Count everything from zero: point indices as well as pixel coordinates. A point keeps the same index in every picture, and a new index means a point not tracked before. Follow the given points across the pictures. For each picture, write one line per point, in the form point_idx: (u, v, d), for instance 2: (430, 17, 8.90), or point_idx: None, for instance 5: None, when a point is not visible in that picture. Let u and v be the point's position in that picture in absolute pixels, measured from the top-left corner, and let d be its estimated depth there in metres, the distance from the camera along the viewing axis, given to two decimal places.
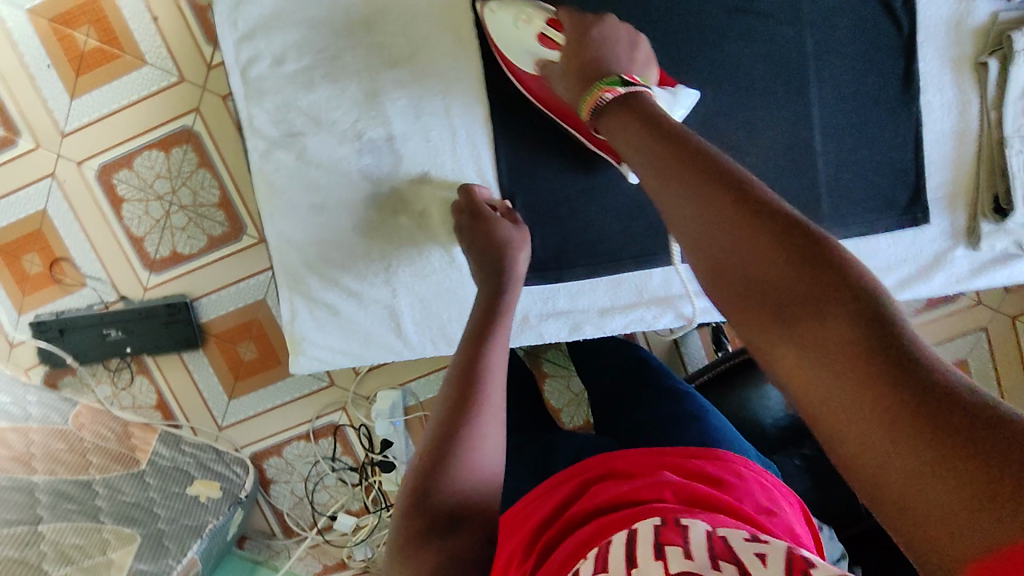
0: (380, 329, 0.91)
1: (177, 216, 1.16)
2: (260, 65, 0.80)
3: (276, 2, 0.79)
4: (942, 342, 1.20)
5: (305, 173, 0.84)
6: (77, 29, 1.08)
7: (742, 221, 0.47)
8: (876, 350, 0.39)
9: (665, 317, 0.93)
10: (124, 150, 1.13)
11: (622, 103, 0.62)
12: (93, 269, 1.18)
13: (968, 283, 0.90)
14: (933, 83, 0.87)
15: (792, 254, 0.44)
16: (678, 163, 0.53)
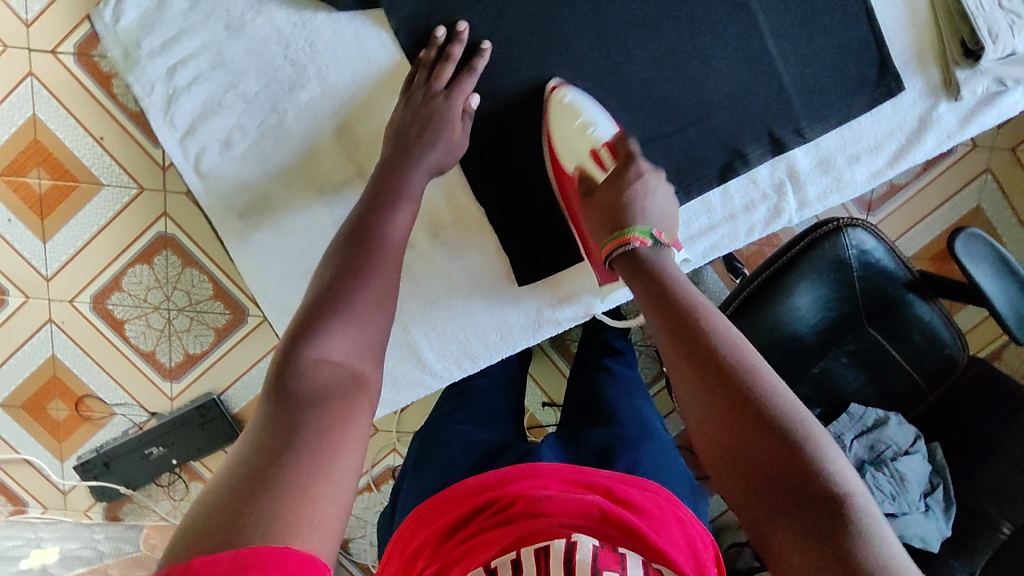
0: (405, 368, 0.92)
1: (178, 320, 1.16)
2: (211, 155, 0.81)
3: (208, 87, 0.79)
4: (949, 198, 1.18)
5: (287, 243, 0.84)
6: (28, 174, 1.09)
7: (725, 406, 0.51)
8: (829, 548, 0.42)
9: None
10: (110, 274, 1.13)
11: (652, 263, 0.65)
12: (117, 396, 1.18)
13: (960, 134, 0.88)
14: None
15: (768, 436, 0.48)
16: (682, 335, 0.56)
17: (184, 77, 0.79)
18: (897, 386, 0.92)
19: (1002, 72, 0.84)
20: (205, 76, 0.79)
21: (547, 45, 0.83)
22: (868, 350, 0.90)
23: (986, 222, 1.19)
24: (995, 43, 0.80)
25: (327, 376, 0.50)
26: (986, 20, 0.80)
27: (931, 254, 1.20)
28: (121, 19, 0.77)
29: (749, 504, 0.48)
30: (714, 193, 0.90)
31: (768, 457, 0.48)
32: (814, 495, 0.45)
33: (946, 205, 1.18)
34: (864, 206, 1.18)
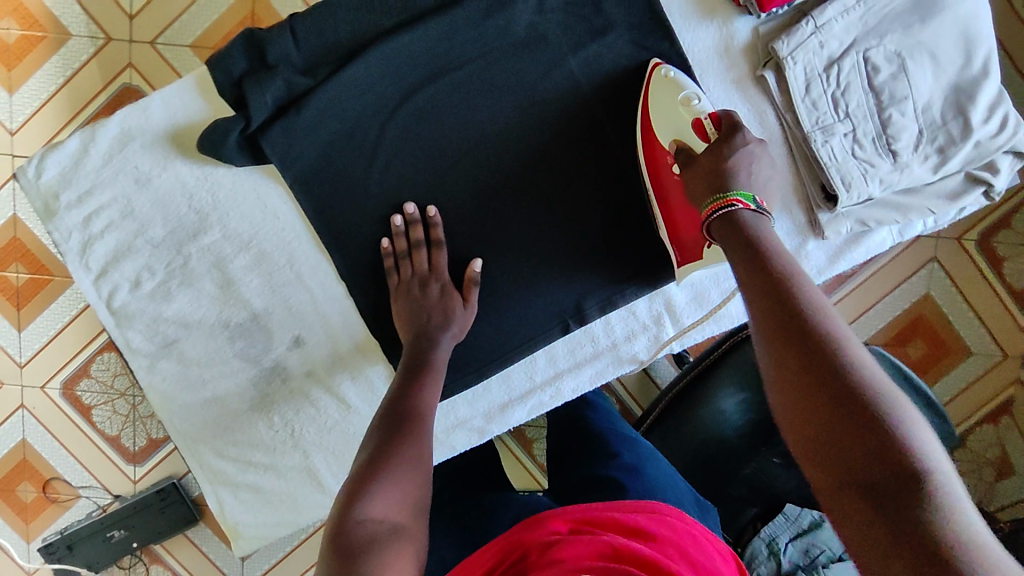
0: (306, 491, 0.86)
1: (143, 405, 1.20)
2: (122, 293, 0.78)
3: (117, 234, 0.77)
4: (897, 285, 1.19)
5: (191, 372, 0.81)
6: (7, 269, 1.15)
7: (803, 362, 0.50)
8: (897, 507, 0.42)
9: (562, 393, 0.88)
10: (80, 361, 1.19)
11: (744, 229, 0.62)
12: (82, 479, 1.22)
13: (829, 270, 0.88)
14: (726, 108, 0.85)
15: (839, 398, 0.47)
16: (768, 294, 0.56)
17: (96, 222, 0.76)
18: None
19: (862, 213, 0.84)
20: (116, 222, 0.77)
21: (460, 154, 0.81)
22: None
23: (936, 309, 1.20)
24: (849, 192, 0.80)
25: (371, 532, 0.53)
26: (838, 170, 0.80)
27: (883, 340, 1.20)
28: (41, 170, 0.74)
29: (812, 464, 0.47)
30: (596, 323, 0.87)
31: (839, 416, 0.47)
32: (890, 459, 0.44)
33: (894, 293, 1.19)
34: None
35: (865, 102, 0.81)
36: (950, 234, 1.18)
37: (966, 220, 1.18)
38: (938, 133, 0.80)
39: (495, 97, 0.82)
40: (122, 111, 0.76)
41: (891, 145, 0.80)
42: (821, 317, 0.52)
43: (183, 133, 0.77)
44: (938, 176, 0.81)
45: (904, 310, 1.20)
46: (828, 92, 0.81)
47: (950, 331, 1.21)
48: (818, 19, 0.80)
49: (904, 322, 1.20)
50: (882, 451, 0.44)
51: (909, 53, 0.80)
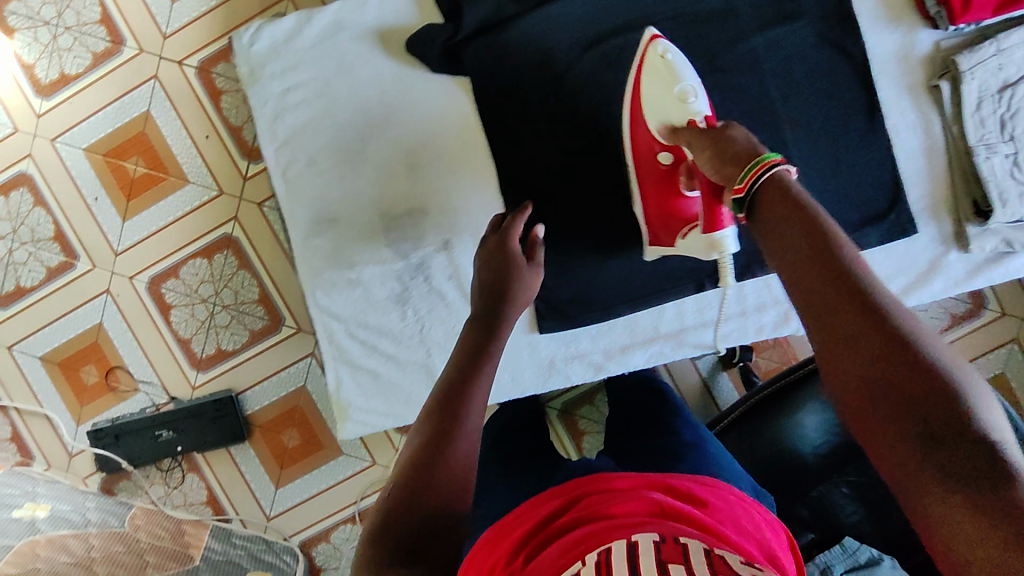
0: (420, 389, 0.93)
1: (220, 315, 1.24)
2: (297, 165, 0.90)
3: (306, 109, 0.90)
4: (973, 357, 1.20)
5: (342, 251, 0.90)
6: (127, 159, 1.22)
7: (872, 337, 0.46)
8: (993, 490, 0.40)
9: (683, 347, 0.96)
10: (172, 261, 1.23)
11: (778, 185, 0.55)
12: (145, 374, 1.25)
13: (967, 285, 0.94)
14: (894, 109, 0.92)
15: (921, 379, 0.44)
16: (816, 259, 0.50)
17: (293, 97, 0.89)
18: (892, 531, 0.91)
19: (1009, 234, 0.92)
20: (309, 102, 0.90)
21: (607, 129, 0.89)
22: (869, 486, 0.92)
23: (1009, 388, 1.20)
24: (1005, 208, 0.87)
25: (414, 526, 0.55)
26: (998, 186, 0.88)
27: None
28: (258, 43, 0.89)
29: (885, 444, 0.45)
30: (728, 289, 0.93)
31: (923, 395, 0.44)
32: (973, 441, 0.42)
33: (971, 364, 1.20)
34: None
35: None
36: None
37: None
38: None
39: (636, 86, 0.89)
40: (338, 6, 0.90)
41: None
42: (876, 288, 0.48)
43: (389, 35, 0.90)
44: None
45: None
46: (999, 112, 0.88)
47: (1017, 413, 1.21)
48: (1002, 43, 0.87)
49: None
50: (974, 433, 0.42)
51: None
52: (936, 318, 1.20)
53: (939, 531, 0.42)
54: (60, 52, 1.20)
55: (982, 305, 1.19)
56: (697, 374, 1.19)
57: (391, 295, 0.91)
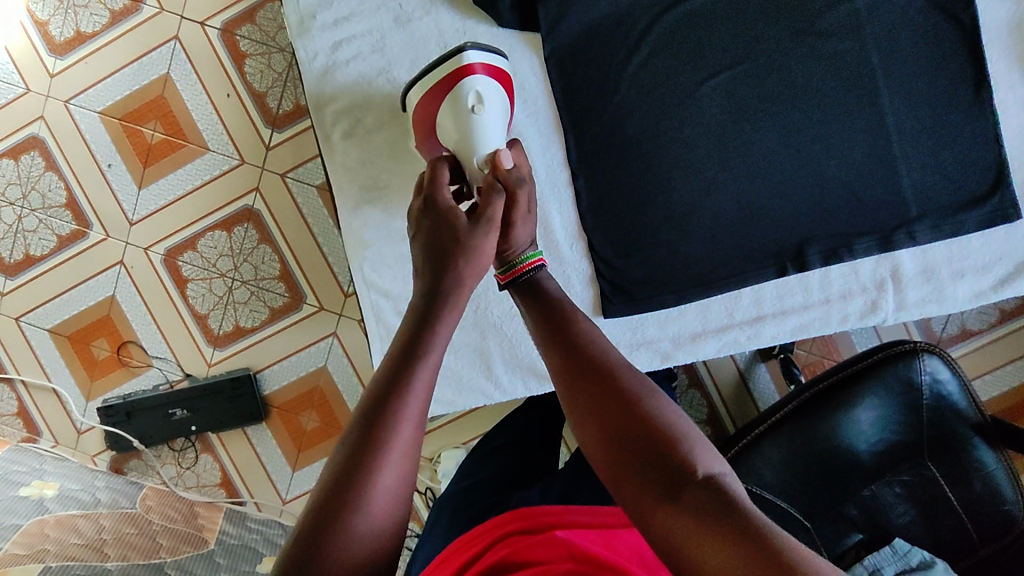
0: (472, 373, 0.95)
1: (239, 291, 1.18)
2: (349, 126, 0.85)
3: (359, 65, 0.84)
4: (1022, 355, 1.15)
5: (395, 224, 0.87)
6: (144, 125, 1.16)
7: (607, 410, 0.54)
8: (726, 515, 0.46)
9: (761, 336, 0.89)
10: (189, 233, 1.18)
11: (532, 278, 0.69)
12: (159, 350, 1.20)
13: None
14: (1004, 81, 0.83)
15: (649, 439, 0.52)
16: (559, 355, 0.60)
17: (345, 52, 0.83)
18: (948, 535, 0.85)
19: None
20: (363, 58, 0.84)
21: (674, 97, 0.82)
22: (925, 487, 0.85)
23: None
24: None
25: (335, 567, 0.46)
26: None
27: (997, 406, 1.16)
28: None
29: (633, 494, 0.50)
30: (815, 274, 0.87)
31: (654, 447, 0.51)
32: (693, 478, 0.49)
33: (1019, 362, 1.15)
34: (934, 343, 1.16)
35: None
36: None
37: None
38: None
39: (709, 52, 0.82)
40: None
41: None
42: (617, 365, 0.57)
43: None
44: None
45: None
46: None
47: None
48: None
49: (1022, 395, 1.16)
50: (691, 474, 0.49)
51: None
52: (985, 313, 1.15)
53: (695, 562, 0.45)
54: (78, 9, 1.14)
55: None
56: (735, 365, 1.15)
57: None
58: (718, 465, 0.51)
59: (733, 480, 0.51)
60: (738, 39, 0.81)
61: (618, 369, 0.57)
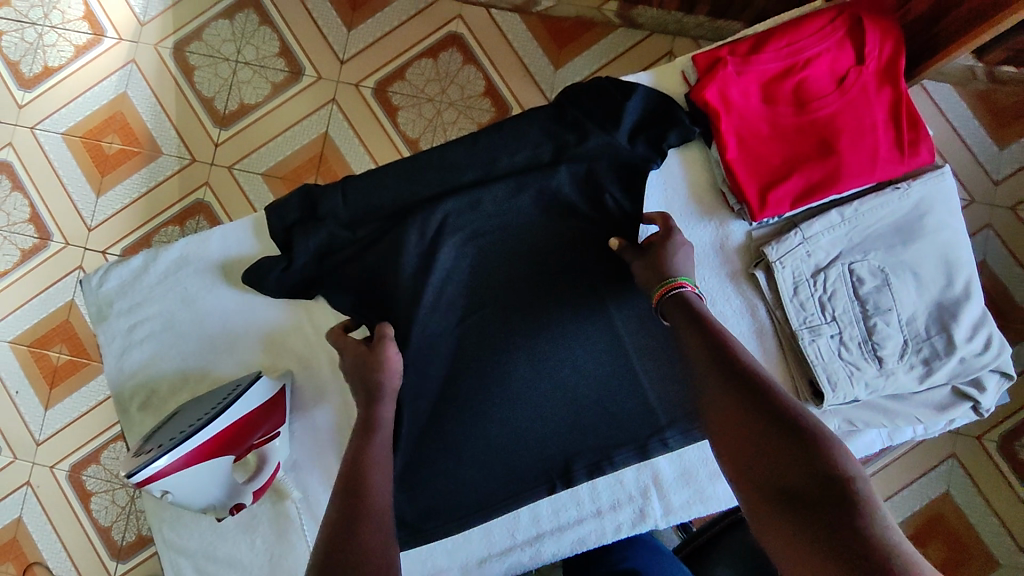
0: None
1: (140, 499, 1.21)
2: (148, 394, 0.84)
3: (153, 343, 0.84)
4: (913, 480, 1.15)
5: None
6: (51, 348, 1.24)
7: (752, 420, 0.61)
8: (832, 532, 0.52)
9: (539, 555, 0.89)
10: (93, 447, 1.22)
11: (692, 305, 0.73)
12: (63, 569, 1.20)
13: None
14: (718, 297, 0.85)
15: (791, 435, 0.59)
16: (718, 371, 0.66)
17: (137, 332, 0.84)
18: None
19: (849, 413, 0.82)
20: (154, 335, 0.84)
21: (468, 310, 0.85)
22: None
23: (957, 509, 1.15)
24: (836, 391, 0.78)
25: None
26: (826, 369, 0.79)
27: (900, 533, 1.15)
28: (104, 281, 0.84)
29: (761, 501, 0.57)
30: (582, 487, 0.89)
31: (798, 443, 0.58)
32: (829, 469, 0.56)
33: (913, 485, 1.15)
34: None
35: (852, 310, 0.81)
36: (968, 431, 1.15)
37: (983, 419, 1.15)
38: (923, 345, 0.80)
39: (491, 277, 0.85)
40: (188, 246, 0.84)
41: (879, 350, 0.79)
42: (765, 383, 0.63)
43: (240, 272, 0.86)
44: (924, 386, 0.80)
45: (921, 506, 1.15)
46: (816, 296, 0.81)
47: (973, 535, 1.14)
48: (806, 230, 0.81)
49: (922, 519, 1.15)
50: (814, 465, 0.56)
51: (893, 271, 0.80)
52: None
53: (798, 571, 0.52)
54: None
55: None
56: None
57: (237, 523, 0.85)
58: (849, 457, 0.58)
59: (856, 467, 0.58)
60: (516, 264, 0.85)
61: (780, 390, 0.63)
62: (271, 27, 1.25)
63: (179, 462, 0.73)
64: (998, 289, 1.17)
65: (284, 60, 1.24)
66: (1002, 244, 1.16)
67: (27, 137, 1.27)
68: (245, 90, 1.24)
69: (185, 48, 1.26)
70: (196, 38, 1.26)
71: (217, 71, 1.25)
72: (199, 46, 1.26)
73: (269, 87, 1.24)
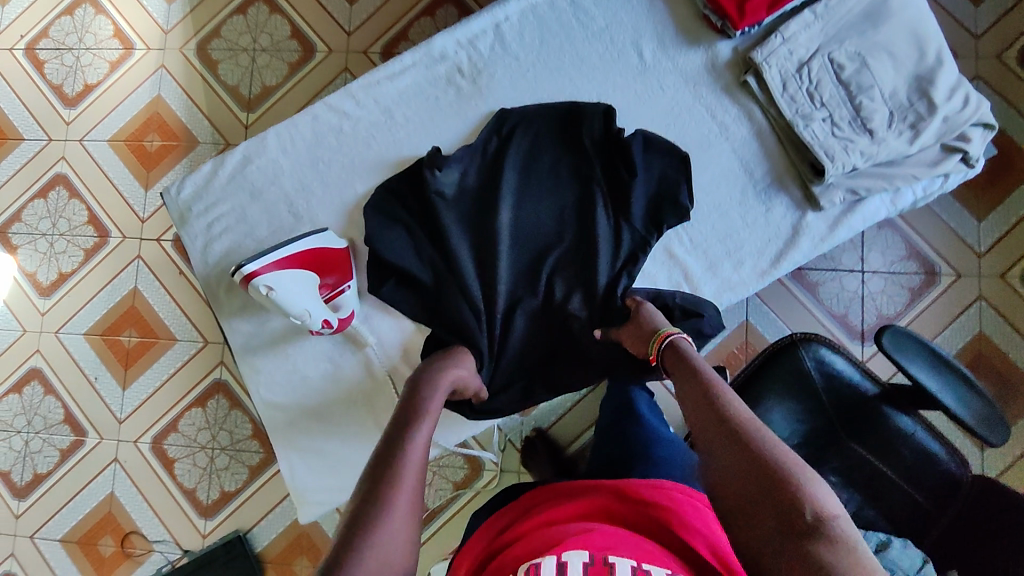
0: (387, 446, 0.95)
1: (219, 458, 1.29)
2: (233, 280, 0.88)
3: (231, 237, 0.88)
4: (946, 326, 1.19)
5: None
6: (121, 333, 1.34)
7: (724, 447, 0.63)
8: (797, 558, 0.52)
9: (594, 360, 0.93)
10: (170, 418, 1.31)
11: (684, 350, 0.76)
12: (158, 533, 1.29)
13: (832, 240, 0.88)
14: (716, 110, 0.90)
15: (765, 484, 0.58)
16: (702, 417, 0.67)
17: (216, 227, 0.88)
18: (898, 509, 0.88)
19: (851, 183, 0.86)
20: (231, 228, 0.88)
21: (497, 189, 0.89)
22: (855, 469, 0.89)
23: (993, 347, 1.19)
24: (834, 163, 0.83)
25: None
26: (823, 148, 0.84)
27: None
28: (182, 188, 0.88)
29: (738, 526, 0.58)
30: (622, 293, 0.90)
31: (775, 490, 0.57)
32: (801, 519, 0.54)
33: (948, 331, 1.19)
34: (857, 334, 1.21)
35: (837, 94, 0.86)
36: (991, 271, 1.20)
37: (1003, 258, 1.20)
38: (909, 113, 0.84)
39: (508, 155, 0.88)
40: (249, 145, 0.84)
41: (868, 123, 0.84)
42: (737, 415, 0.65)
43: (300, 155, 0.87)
44: (917, 147, 0.84)
45: (958, 349, 1.19)
46: (803, 88, 0.86)
47: (1013, 369, 1.18)
48: (784, 31, 0.86)
49: (962, 364, 1.18)
50: (790, 499, 0.56)
51: (869, 53, 0.85)
52: (897, 298, 1.21)
53: None
54: (56, 255, 1.37)
55: (937, 272, 1.21)
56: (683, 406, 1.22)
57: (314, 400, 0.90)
58: (834, 507, 0.56)
59: (843, 519, 0.55)
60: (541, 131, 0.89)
61: (753, 421, 0.64)
62: (280, 14, 1.38)
63: (275, 266, 0.78)
64: (1000, 134, 1.21)
65: (296, 41, 1.37)
66: (994, 91, 1.21)
67: (78, 148, 1.39)
68: (264, 74, 1.37)
69: (207, 47, 1.39)
70: (216, 36, 1.39)
71: (237, 61, 1.38)
72: (219, 42, 1.39)
73: (286, 67, 1.37)
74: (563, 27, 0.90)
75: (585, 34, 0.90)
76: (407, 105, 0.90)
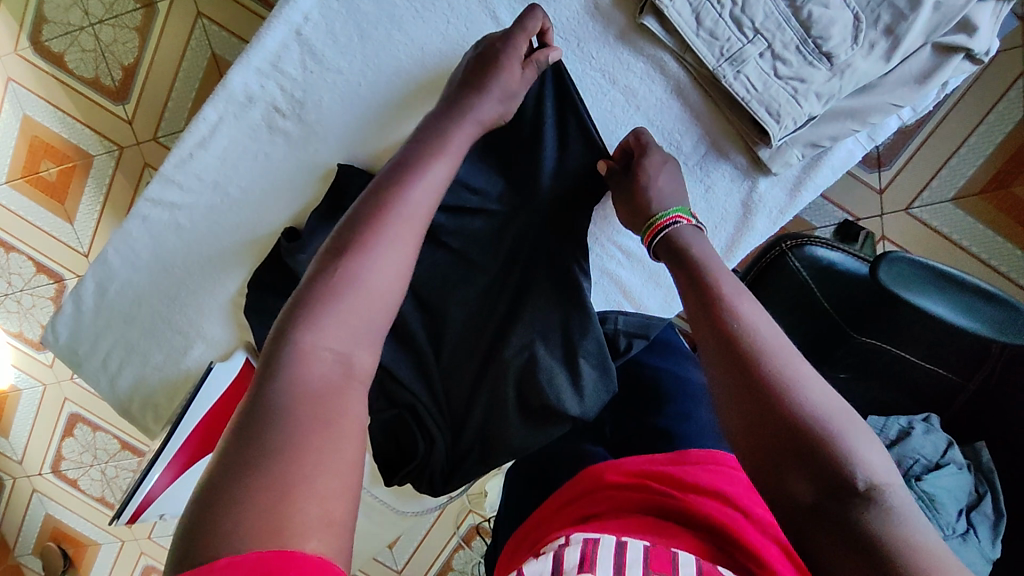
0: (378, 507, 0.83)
1: None
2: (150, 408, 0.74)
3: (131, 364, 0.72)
4: (978, 123, 1.01)
5: None
6: None
7: (722, 317, 0.48)
8: (814, 453, 0.39)
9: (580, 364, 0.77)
10: None
11: (675, 249, 0.57)
12: None
13: (794, 208, 0.74)
14: (616, 71, 0.72)
15: (793, 421, 0.41)
16: (706, 311, 0.49)
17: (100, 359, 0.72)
18: (923, 385, 0.81)
19: (812, 134, 0.70)
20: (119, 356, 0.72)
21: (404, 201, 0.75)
22: (866, 360, 0.83)
23: None
24: (779, 121, 0.67)
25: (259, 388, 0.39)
26: (762, 101, 0.67)
27: (978, 186, 1.02)
28: (57, 332, 0.72)
29: (731, 394, 0.44)
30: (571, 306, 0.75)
31: (802, 436, 0.40)
32: (839, 483, 0.38)
33: (980, 128, 1.01)
34: (873, 161, 1.04)
35: (775, 10, 0.65)
36: None
37: None
38: (882, 10, 0.64)
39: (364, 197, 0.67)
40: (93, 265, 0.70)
41: (822, 44, 0.65)
42: (736, 293, 0.50)
43: (152, 259, 0.70)
44: (896, 61, 0.65)
45: (996, 146, 1.01)
46: (726, 14, 0.66)
47: None
48: None
49: (999, 161, 1.01)
50: (800, 392, 0.42)
51: None
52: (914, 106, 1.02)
53: (772, 489, 0.40)
54: (30, 311, 1.32)
55: None
56: None
57: None
58: (884, 470, 0.39)
59: (897, 490, 0.39)
60: None
61: (751, 302, 0.49)
62: None
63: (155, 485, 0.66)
64: None
65: None
66: None
67: None
68: (117, 51, 1.15)
69: (41, 38, 1.14)
70: (42, 21, 1.14)
71: (82, 45, 1.15)
72: (51, 28, 1.14)
73: (136, 35, 1.14)
74: (382, 6, 0.68)
75: (412, 9, 0.68)
76: (245, 170, 0.69)
